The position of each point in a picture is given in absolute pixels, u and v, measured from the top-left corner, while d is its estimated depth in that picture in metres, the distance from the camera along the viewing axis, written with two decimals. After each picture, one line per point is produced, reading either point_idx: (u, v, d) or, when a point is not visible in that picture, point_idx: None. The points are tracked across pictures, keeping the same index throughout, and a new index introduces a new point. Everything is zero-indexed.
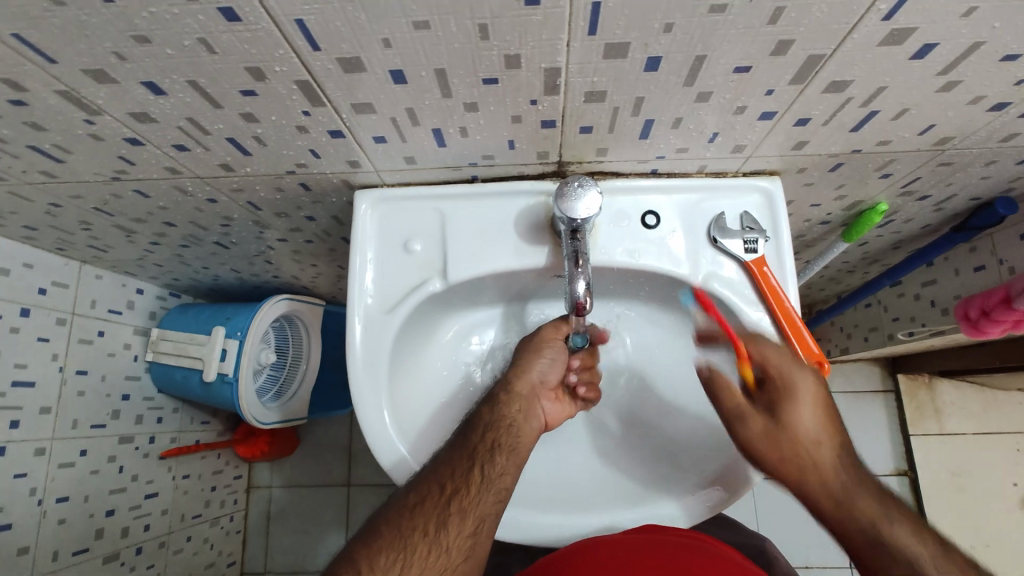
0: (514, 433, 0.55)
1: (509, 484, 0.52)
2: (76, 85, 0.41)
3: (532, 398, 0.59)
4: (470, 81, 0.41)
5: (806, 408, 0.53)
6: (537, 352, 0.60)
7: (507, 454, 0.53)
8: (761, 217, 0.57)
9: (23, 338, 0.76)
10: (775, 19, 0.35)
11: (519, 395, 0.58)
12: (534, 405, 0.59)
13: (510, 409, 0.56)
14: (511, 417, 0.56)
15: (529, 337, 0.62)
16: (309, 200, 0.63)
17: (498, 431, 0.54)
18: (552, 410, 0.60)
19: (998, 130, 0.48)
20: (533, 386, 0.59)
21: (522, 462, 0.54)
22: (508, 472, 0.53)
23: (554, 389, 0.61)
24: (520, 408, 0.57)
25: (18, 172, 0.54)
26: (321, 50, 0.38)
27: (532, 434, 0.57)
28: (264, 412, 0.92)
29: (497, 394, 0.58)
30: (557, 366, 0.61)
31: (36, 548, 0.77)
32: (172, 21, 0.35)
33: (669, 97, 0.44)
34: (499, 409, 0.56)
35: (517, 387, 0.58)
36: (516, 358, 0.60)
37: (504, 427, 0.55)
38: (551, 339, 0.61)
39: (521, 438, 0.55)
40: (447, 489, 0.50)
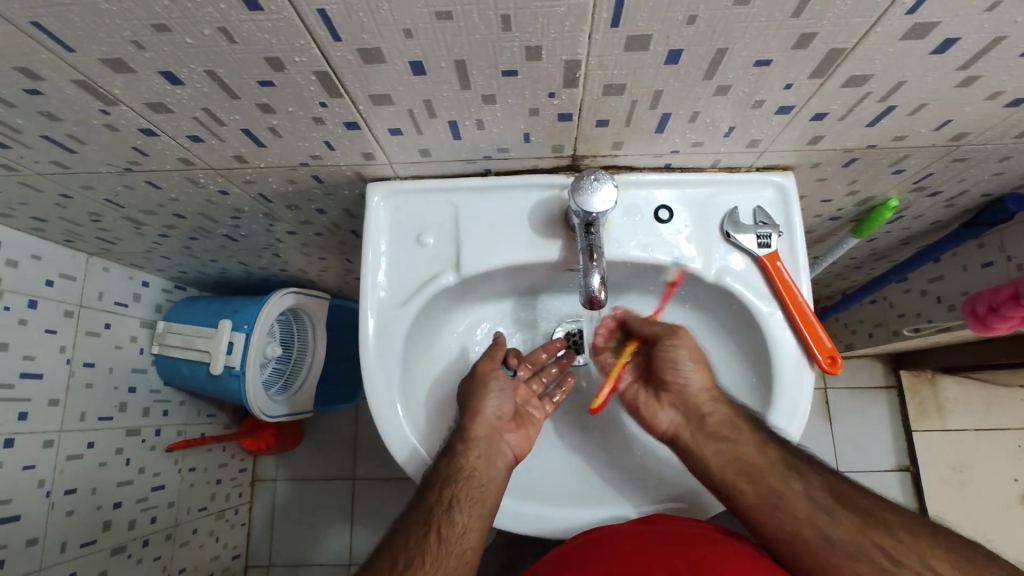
0: (475, 484, 0.54)
1: (473, 540, 0.52)
2: (93, 74, 0.41)
3: (493, 437, 0.58)
4: (490, 73, 0.41)
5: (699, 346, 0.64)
6: (483, 391, 0.59)
7: (469, 508, 0.52)
8: (774, 212, 0.58)
9: (30, 330, 0.76)
10: (798, 12, 0.35)
11: (477, 440, 0.56)
12: (495, 445, 0.57)
13: (469, 459, 0.55)
14: (470, 467, 0.54)
15: (469, 378, 0.60)
16: (321, 192, 0.63)
17: (454, 488, 0.52)
18: (517, 441, 0.59)
19: (1013, 126, 0.48)
20: (491, 426, 0.58)
21: (487, 510, 0.54)
22: (471, 527, 0.52)
23: (512, 419, 0.60)
24: (480, 455, 0.55)
25: (31, 162, 0.54)
26: (341, 41, 0.38)
27: (496, 475, 0.56)
28: (270, 406, 0.92)
29: (453, 444, 0.56)
30: (502, 400, 0.59)
31: (44, 540, 0.77)
32: (193, 9, 0.35)
33: (689, 89, 0.44)
34: (455, 461, 0.54)
35: (474, 432, 0.57)
36: (465, 402, 0.59)
37: (463, 480, 0.53)
38: (492, 373, 0.60)
39: (482, 489, 0.54)
40: (399, 563, 0.48)
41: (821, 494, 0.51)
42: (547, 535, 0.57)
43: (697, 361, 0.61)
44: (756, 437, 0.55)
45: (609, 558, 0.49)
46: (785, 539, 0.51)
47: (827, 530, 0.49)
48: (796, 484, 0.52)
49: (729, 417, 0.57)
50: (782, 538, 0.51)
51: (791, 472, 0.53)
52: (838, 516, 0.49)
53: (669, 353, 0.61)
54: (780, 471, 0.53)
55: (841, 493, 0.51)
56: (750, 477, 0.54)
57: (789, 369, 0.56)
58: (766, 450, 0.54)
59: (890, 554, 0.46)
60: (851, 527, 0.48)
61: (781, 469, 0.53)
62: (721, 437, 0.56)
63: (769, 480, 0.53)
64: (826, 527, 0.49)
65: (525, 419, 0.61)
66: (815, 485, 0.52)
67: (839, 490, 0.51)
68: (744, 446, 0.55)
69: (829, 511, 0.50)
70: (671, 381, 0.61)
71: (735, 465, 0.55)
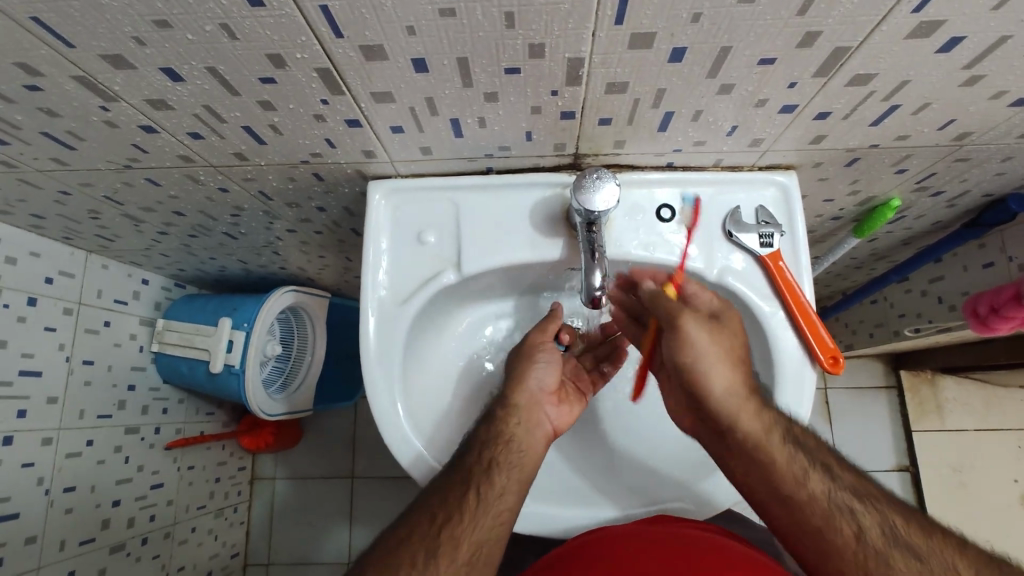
0: (514, 449, 0.53)
1: (510, 505, 0.51)
2: (93, 71, 0.41)
3: (534, 406, 0.57)
4: (492, 70, 0.41)
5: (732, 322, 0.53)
6: (529, 359, 0.59)
7: (507, 472, 0.52)
8: (777, 212, 0.57)
9: (29, 327, 0.75)
10: (803, 10, 0.35)
11: (518, 408, 0.56)
12: (537, 415, 0.57)
13: (508, 424, 0.55)
14: (510, 432, 0.54)
15: (519, 347, 0.61)
16: (321, 190, 0.62)
17: (493, 451, 0.52)
18: (560, 415, 0.59)
19: (1017, 126, 0.48)
20: (533, 396, 0.58)
21: (524, 477, 0.53)
22: (509, 491, 0.51)
23: (555, 393, 0.59)
24: (520, 421, 0.55)
25: (29, 159, 0.54)
26: (344, 37, 0.37)
27: (536, 444, 0.55)
28: (270, 404, 0.92)
29: (494, 411, 0.56)
30: (551, 370, 0.59)
31: (43, 538, 0.77)
32: (195, 4, 0.34)
33: (692, 88, 0.43)
34: (496, 427, 0.54)
35: (514, 400, 0.57)
36: (511, 373, 0.59)
37: (502, 443, 0.53)
38: (540, 346, 0.60)
39: (521, 454, 0.53)
40: (437, 518, 0.48)
41: (876, 535, 0.46)
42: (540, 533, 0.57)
43: (713, 359, 0.51)
44: (793, 462, 0.50)
45: (611, 558, 0.49)
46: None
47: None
48: (845, 523, 0.47)
49: (756, 434, 0.51)
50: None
51: (838, 508, 0.48)
52: (895, 562, 0.44)
53: (680, 353, 0.52)
54: (824, 505, 0.48)
55: (899, 535, 0.46)
56: (785, 505, 0.50)
57: (791, 368, 0.56)
58: (806, 481, 0.49)
59: None
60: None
61: (824, 502, 0.48)
62: (750, 456, 0.51)
63: (811, 516, 0.48)
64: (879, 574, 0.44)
65: (569, 394, 0.60)
66: (868, 524, 0.47)
67: (898, 528, 0.46)
68: (779, 469, 0.50)
69: (883, 557, 0.45)
70: (686, 381, 0.53)
71: (764, 484, 0.51)
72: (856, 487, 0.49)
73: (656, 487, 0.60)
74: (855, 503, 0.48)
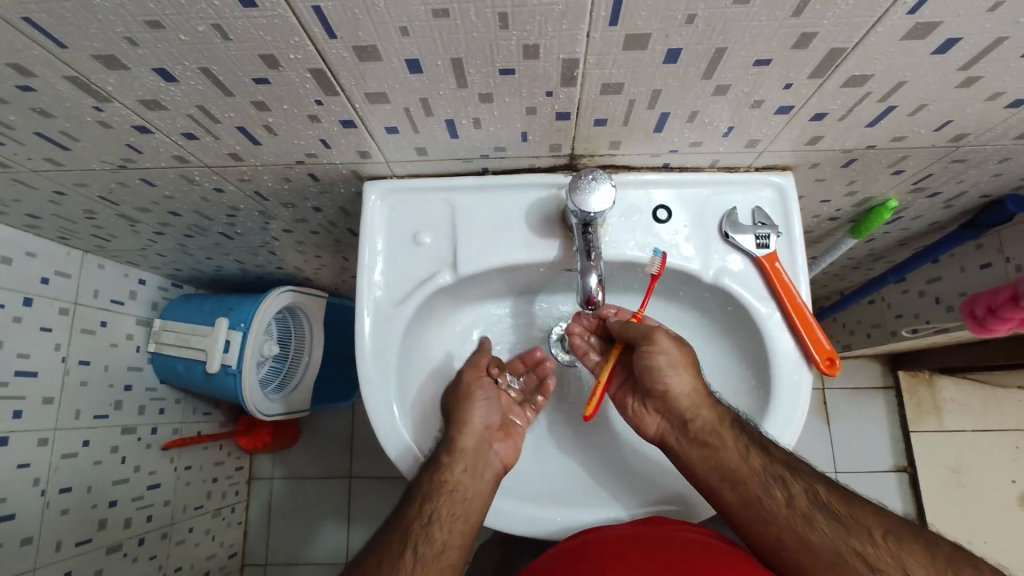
0: (457, 498, 0.54)
1: (452, 559, 0.52)
2: (86, 71, 0.41)
3: (480, 448, 0.58)
4: (486, 71, 0.41)
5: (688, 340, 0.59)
6: (470, 401, 0.59)
7: (446, 524, 0.53)
8: (774, 213, 0.57)
9: (25, 327, 0.75)
10: (798, 11, 0.35)
11: (464, 452, 0.57)
12: (483, 456, 0.58)
13: (452, 472, 0.55)
14: (454, 480, 0.55)
15: (456, 387, 0.61)
16: (317, 191, 0.62)
17: (433, 503, 0.53)
18: (506, 450, 0.60)
19: (1014, 126, 0.47)
20: (479, 436, 0.58)
21: (466, 525, 0.54)
22: (449, 544, 0.52)
23: (500, 429, 0.61)
24: (465, 467, 0.56)
25: (23, 159, 0.54)
26: (337, 38, 0.37)
27: (483, 487, 0.56)
28: (266, 404, 0.92)
29: (438, 454, 0.56)
30: (490, 409, 0.60)
31: (38, 538, 0.76)
32: (187, 5, 0.34)
33: (688, 89, 0.43)
34: (439, 477, 0.54)
35: (461, 443, 0.57)
36: (450, 414, 0.59)
37: (446, 493, 0.54)
38: (476, 384, 0.61)
39: (463, 501, 0.54)
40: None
41: (803, 500, 0.50)
42: (544, 536, 0.57)
43: (680, 364, 0.57)
44: (737, 442, 0.53)
45: (611, 561, 0.48)
46: (771, 544, 0.50)
47: (805, 536, 0.48)
48: (778, 491, 0.51)
49: (711, 422, 0.55)
50: (768, 543, 0.50)
51: (771, 479, 0.51)
52: (820, 524, 0.48)
53: (649, 360, 0.57)
54: (760, 480, 0.52)
55: (823, 498, 0.50)
56: (730, 483, 0.53)
57: (786, 371, 0.56)
58: (746, 458, 0.52)
59: (869, 562, 0.45)
60: (830, 535, 0.47)
61: (762, 477, 0.52)
62: (704, 442, 0.55)
63: (750, 487, 0.52)
64: (808, 536, 0.48)
65: (512, 428, 0.62)
66: (797, 492, 0.50)
67: (821, 493, 0.50)
68: (727, 453, 0.53)
69: (811, 521, 0.49)
70: (652, 386, 0.57)
71: (717, 469, 0.54)
72: (789, 458, 0.52)
73: (665, 484, 0.60)
74: (788, 474, 0.51)
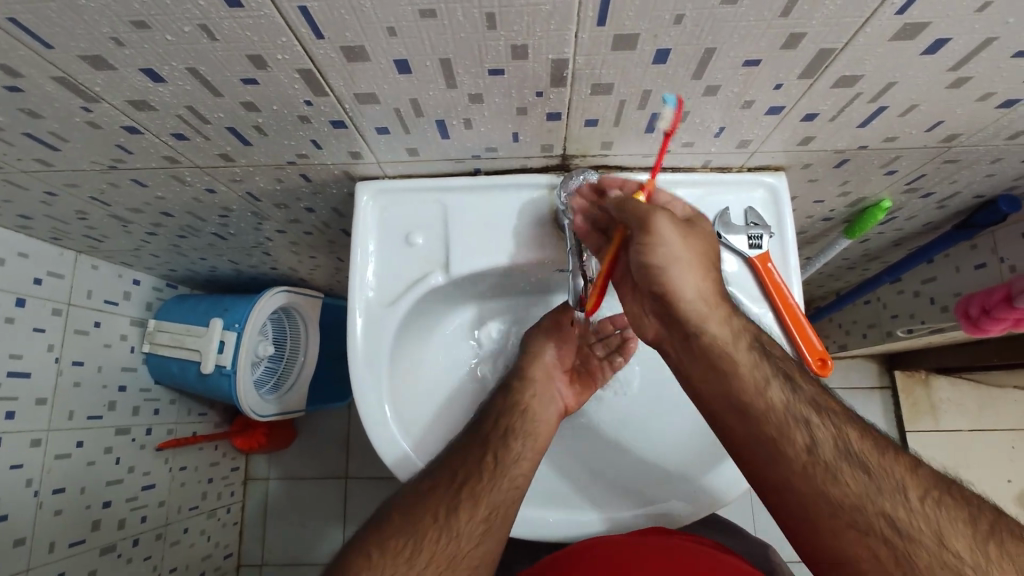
0: (528, 419, 0.59)
1: (526, 471, 0.56)
2: (73, 71, 0.40)
3: (547, 380, 0.62)
4: (475, 71, 0.41)
5: (701, 228, 0.49)
6: (548, 336, 0.63)
7: (523, 438, 0.58)
8: (766, 213, 0.57)
9: (18, 328, 0.75)
10: (786, 12, 0.35)
11: (533, 381, 0.61)
12: (551, 388, 0.61)
13: (523, 395, 0.60)
14: (525, 402, 0.60)
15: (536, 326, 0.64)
16: (310, 191, 0.62)
17: (508, 419, 0.58)
18: (570, 393, 0.62)
19: (1005, 127, 0.47)
20: (548, 368, 0.62)
21: (539, 446, 0.58)
22: (523, 458, 0.56)
23: (568, 371, 0.64)
24: (535, 393, 0.60)
25: (14, 159, 0.54)
26: (324, 38, 0.37)
27: (550, 415, 0.60)
28: (262, 405, 0.92)
29: (511, 382, 0.62)
30: (566, 348, 0.64)
31: (32, 540, 0.76)
32: (172, 5, 0.34)
33: (677, 90, 0.43)
34: (511, 398, 0.60)
35: (530, 373, 0.62)
36: (528, 346, 0.63)
37: (518, 413, 0.59)
38: (560, 326, 0.63)
39: (541, 423, 0.59)
40: (458, 478, 0.54)
41: (829, 446, 0.43)
42: (539, 535, 0.57)
43: (682, 261, 0.46)
44: (754, 370, 0.45)
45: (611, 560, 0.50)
46: (780, 491, 0.44)
47: (827, 491, 0.42)
48: (799, 434, 0.44)
49: (722, 339, 0.46)
50: (775, 485, 0.45)
51: (794, 419, 0.44)
52: (846, 479, 0.42)
53: (645, 256, 0.46)
54: (779, 416, 0.44)
55: (854, 447, 0.43)
56: (738, 414, 0.46)
57: None
58: (766, 390, 0.45)
59: (897, 526, 0.40)
60: (858, 491, 0.41)
61: (784, 416, 0.44)
62: (711, 363, 0.46)
63: (766, 424, 0.45)
64: (827, 485, 0.42)
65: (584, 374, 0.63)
66: (823, 436, 0.43)
67: (851, 439, 0.43)
68: (741, 381, 0.45)
69: (835, 473, 0.42)
70: (653, 285, 0.47)
71: (725, 399, 0.46)
72: (815, 396, 0.45)
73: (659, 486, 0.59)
74: (813, 415, 0.44)
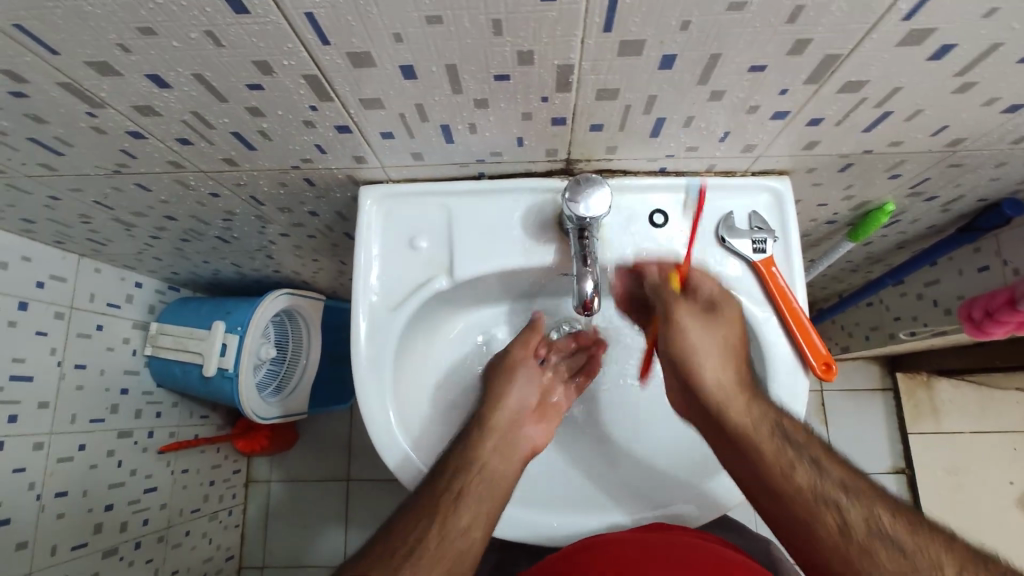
0: (486, 476, 0.54)
1: (477, 539, 0.51)
2: (78, 77, 0.40)
3: (513, 426, 0.58)
4: (481, 77, 0.41)
5: (729, 317, 0.54)
6: (511, 376, 0.60)
7: (478, 499, 0.52)
8: (770, 217, 0.57)
9: (20, 332, 0.75)
10: (793, 17, 0.35)
11: (495, 430, 0.57)
12: (515, 436, 0.58)
13: (484, 449, 0.55)
14: (484, 458, 0.55)
15: (500, 362, 0.61)
16: (314, 195, 0.62)
17: (464, 480, 0.53)
18: (538, 433, 0.60)
19: (1010, 132, 0.47)
20: (513, 413, 0.59)
21: (492, 509, 0.53)
22: (476, 524, 0.51)
23: (535, 409, 0.61)
24: (496, 446, 0.56)
25: (18, 164, 0.54)
26: (330, 44, 0.37)
27: (512, 469, 0.56)
28: (264, 407, 0.92)
29: (470, 431, 0.57)
30: (531, 387, 0.61)
31: (34, 543, 0.76)
32: (178, 12, 0.34)
33: (683, 95, 0.43)
34: (473, 449, 0.55)
35: (493, 421, 0.58)
36: (490, 387, 0.60)
37: (475, 470, 0.54)
38: (522, 361, 0.61)
39: (498, 482, 0.54)
40: (400, 552, 0.48)
41: (859, 525, 0.46)
42: (541, 541, 0.56)
43: (705, 353, 0.53)
44: (780, 455, 0.50)
45: (613, 559, 0.48)
46: (816, 565, 0.48)
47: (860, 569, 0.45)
48: (828, 513, 0.47)
49: (749, 423, 0.51)
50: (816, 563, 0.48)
51: (822, 501, 0.48)
52: (879, 556, 0.44)
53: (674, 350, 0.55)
54: (808, 498, 0.48)
55: (884, 526, 0.46)
56: (771, 495, 0.50)
57: (783, 379, 0.55)
58: (792, 472, 0.49)
59: None
60: (892, 569, 0.43)
61: (813, 498, 0.48)
62: (742, 449, 0.51)
63: (795, 504, 0.49)
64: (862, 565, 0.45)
65: (549, 409, 0.62)
66: (851, 515, 0.47)
67: (881, 519, 0.46)
68: (768, 463, 0.50)
69: (867, 551, 0.45)
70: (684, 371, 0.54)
71: (757, 481, 0.51)
72: (843, 479, 0.49)
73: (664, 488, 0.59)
74: (841, 496, 0.48)
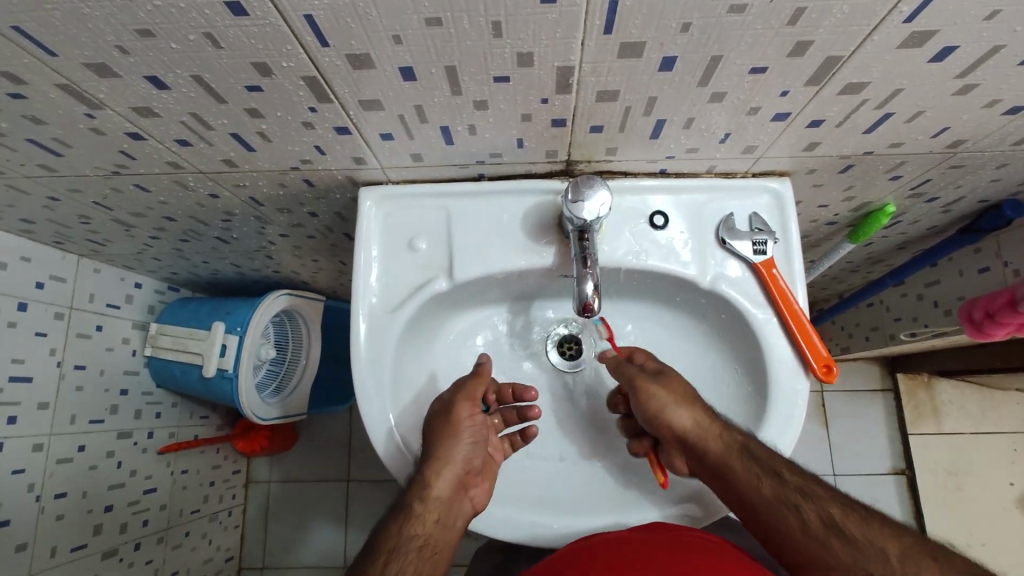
0: (427, 553, 0.50)
1: None
2: (77, 79, 0.40)
3: (458, 490, 0.54)
4: (480, 78, 0.41)
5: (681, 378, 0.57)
6: (456, 435, 0.55)
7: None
8: (770, 219, 0.57)
9: (19, 333, 0.75)
10: (794, 20, 0.34)
11: (439, 498, 0.53)
12: (460, 500, 0.54)
13: (425, 522, 0.51)
14: (424, 532, 0.51)
15: (443, 415, 0.56)
16: (313, 196, 0.62)
17: (401, 561, 0.47)
18: (481, 494, 0.56)
19: (1011, 133, 0.47)
20: (459, 476, 0.54)
21: None
22: None
23: (480, 470, 0.57)
24: (439, 516, 0.52)
25: (17, 165, 0.53)
26: (329, 46, 0.37)
27: (450, 536, 0.53)
28: (263, 407, 0.91)
29: (409, 502, 0.52)
30: (474, 447, 0.57)
31: (34, 545, 0.76)
32: (177, 14, 0.34)
33: (683, 97, 0.43)
34: (409, 528, 0.50)
35: (437, 487, 0.53)
36: (430, 447, 0.55)
37: (416, 548, 0.49)
38: (468, 419, 0.56)
39: (438, 554, 0.51)
40: None
41: (816, 522, 0.45)
42: (543, 543, 0.55)
43: (673, 400, 0.55)
44: (747, 470, 0.49)
45: (613, 560, 0.46)
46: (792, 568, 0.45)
47: (822, 562, 0.43)
48: (790, 514, 0.46)
49: (721, 451, 0.51)
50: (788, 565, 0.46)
51: (784, 502, 0.47)
52: (834, 548, 0.43)
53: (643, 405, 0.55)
54: (772, 501, 0.47)
55: (838, 521, 0.45)
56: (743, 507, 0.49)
57: (784, 382, 0.55)
58: (758, 480, 0.49)
59: None
60: (847, 559, 0.42)
61: (774, 504, 0.47)
62: (716, 475, 0.51)
63: (763, 511, 0.48)
64: (824, 562, 0.43)
65: (490, 468, 0.58)
66: (810, 514, 0.46)
67: (837, 516, 0.45)
68: (739, 477, 0.50)
69: (826, 546, 0.43)
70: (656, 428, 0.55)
71: (732, 496, 0.50)
72: (803, 484, 0.48)
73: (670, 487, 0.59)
74: (799, 498, 0.47)
